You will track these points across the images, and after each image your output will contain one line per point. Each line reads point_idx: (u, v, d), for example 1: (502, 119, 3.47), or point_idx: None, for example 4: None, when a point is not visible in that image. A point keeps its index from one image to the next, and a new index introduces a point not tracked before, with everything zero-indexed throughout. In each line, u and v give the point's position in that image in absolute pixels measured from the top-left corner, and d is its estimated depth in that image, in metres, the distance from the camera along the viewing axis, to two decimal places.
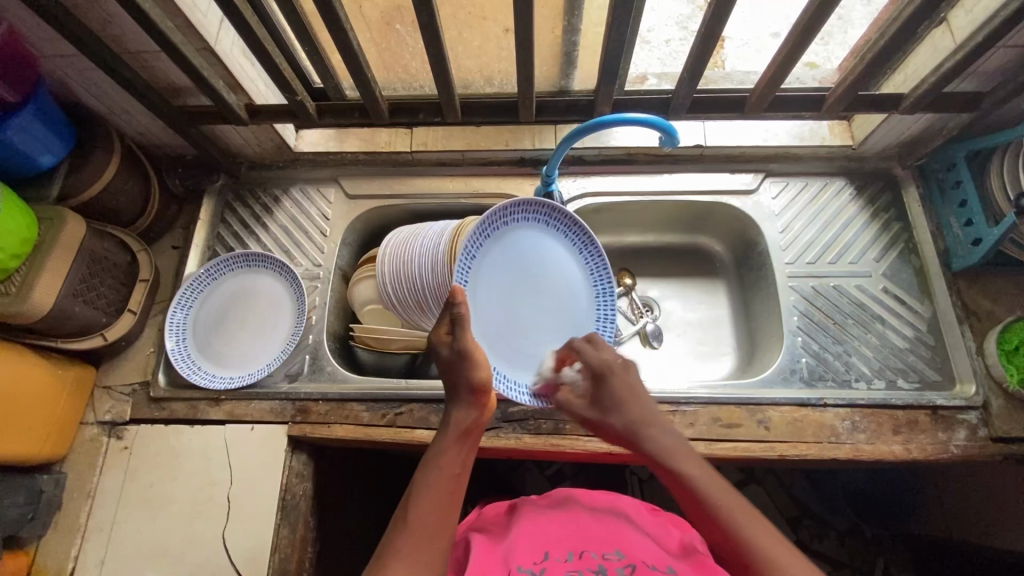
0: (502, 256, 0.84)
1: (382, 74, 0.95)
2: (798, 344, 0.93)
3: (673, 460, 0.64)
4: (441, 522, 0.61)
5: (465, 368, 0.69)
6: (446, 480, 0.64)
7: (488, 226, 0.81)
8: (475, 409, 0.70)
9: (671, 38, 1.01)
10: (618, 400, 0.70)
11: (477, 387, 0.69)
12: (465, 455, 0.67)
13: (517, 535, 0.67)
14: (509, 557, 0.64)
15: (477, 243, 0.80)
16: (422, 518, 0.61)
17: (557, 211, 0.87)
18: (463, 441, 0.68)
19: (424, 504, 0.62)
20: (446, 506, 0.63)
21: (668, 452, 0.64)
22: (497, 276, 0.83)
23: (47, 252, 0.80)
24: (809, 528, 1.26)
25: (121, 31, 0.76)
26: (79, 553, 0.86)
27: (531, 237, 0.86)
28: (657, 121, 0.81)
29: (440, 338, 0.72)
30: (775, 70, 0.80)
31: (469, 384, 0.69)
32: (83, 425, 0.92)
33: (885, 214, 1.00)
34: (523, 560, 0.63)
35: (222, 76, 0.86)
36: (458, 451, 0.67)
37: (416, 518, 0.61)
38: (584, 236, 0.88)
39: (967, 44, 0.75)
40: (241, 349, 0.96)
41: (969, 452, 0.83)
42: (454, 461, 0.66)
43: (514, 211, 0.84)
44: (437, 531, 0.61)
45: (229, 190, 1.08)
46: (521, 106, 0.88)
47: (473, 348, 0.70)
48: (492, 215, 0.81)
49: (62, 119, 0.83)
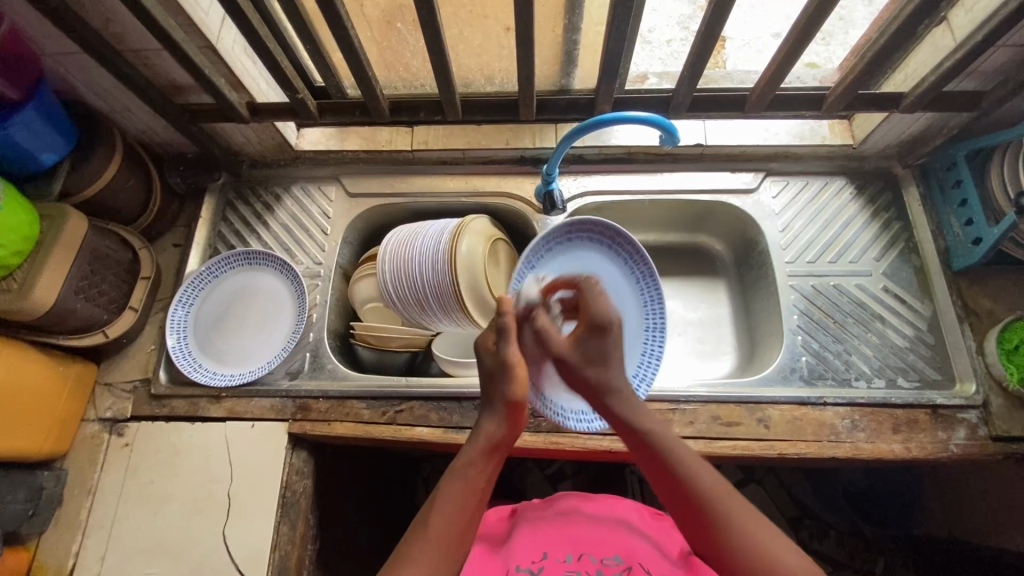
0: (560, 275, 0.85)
1: (383, 73, 0.95)
2: (798, 343, 0.93)
3: (644, 423, 0.68)
4: (460, 532, 0.63)
5: (504, 380, 0.68)
6: (467, 493, 0.64)
7: (549, 240, 0.84)
8: (506, 425, 0.68)
9: (672, 38, 1.02)
10: (603, 353, 0.70)
11: (512, 402, 0.68)
12: (489, 469, 0.67)
13: (518, 535, 0.69)
14: (509, 558, 0.66)
15: (537, 256, 0.83)
16: (440, 526, 0.62)
17: (621, 241, 0.86)
18: (489, 456, 0.67)
19: (443, 513, 0.63)
20: (467, 518, 0.64)
21: (639, 419, 0.68)
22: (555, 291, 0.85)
23: (49, 249, 0.80)
24: (809, 528, 1.25)
25: (123, 29, 0.76)
26: (79, 549, 0.86)
27: (592, 262, 0.87)
28: (657, 120, 0.81)
29: (485, 346, 0.70)
30: (775, 70, 0.80)
31: (504, 397, 0.68)
32: (84, 422, 0.93)
33: (885, 213, 1.00)
34: (523, 560, 0.65)
35: (224, 75, 0.87)
36: (482, 466, 0.66)
37: (433, 526, 0.62)
38: (643, 267, 0.87)
39: (967, 43, 0.75)
40: (243, 346, 0.97)
41: (969, 451, 0.83)
42: (478, 475, 0.66)
43: (578, 232, 0.85)
44: (455, 541, 0.62)
45: (230, 188, 1.08)
46: (521, 105, 0.89)
47: (514, 359, 0.68)
48: (555, 232, 0.83)
49: (65, 117, 0.84)
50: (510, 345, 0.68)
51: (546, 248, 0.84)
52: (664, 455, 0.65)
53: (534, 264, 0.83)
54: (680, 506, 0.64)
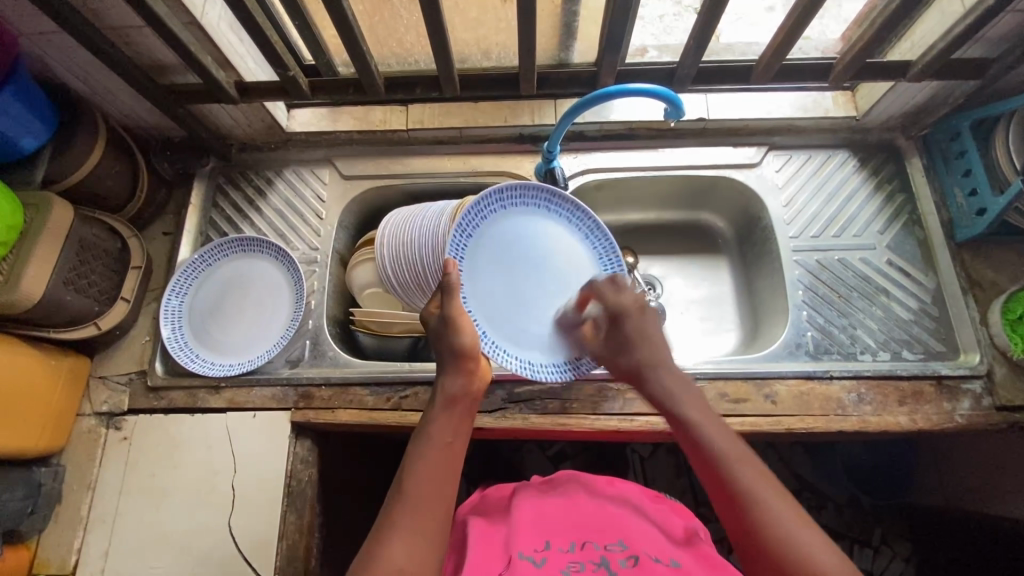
0: (502, 242, 0.82)
1: (375, 49, 0.92)
2: (804, 318, 0.92)
3: (714, 442, 0.62)
4: (436, 489, 0.61)
5: (448, 333, 0.70)
6: (440, 451, 0.64)
7: (527, 195, 0.83)
8: (463, 375, 0.70)
9: (666, 13, 0.99)
10: (629, 341, 0.74)
11: (462, 352, 0.70)
12: (455, 425, 0.67)
13: (518, 520, 0.66)
14: (511, 542, 0.62)
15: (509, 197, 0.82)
16: (419, 488, 0.61)
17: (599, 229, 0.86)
18: (453, 408, 0.68)
19: (415, 476, 0.61)
20: (439, 476, 0.62)
21: (711, 440, 0.62)
22: (498, 264, 0.81)
23: (34, 240, 0.77)
24: (808, 500, 1.26)
25: (103, 5, 0.72)
26: (81, 545, 0.85)
27: (530, 225, 0.84)
28: (663, 91, 0.78)
29: (430, 312, 0.74)
30: (784, 37, 0.78)
31: (451, 348, 0.70)
32: (80, 417, 0.90)
33: (889, 185, 0.99)
34: (525, 546, 0.61)
35: (210, 53, 0.83)
36: (448, 419, 0.67)
37: (416, 489, 0.60)
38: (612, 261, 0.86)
39: (980, 7, 0.73)
40: (239, 335, 0.95)
41: (973, 420, 0.84)
42: (445, 430, 0.66)
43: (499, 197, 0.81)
44: (436, 501, 0.60)
45: (220, 173, 1.05)
46: (521, 79, 0.86)
47: (455, 312, 0.71)
48: (531, 191, 0.83)
49: (44, 100, 0.80)
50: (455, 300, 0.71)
51: (480, 215, 0.80)
52: (728, 475, 0.59)
53: (471, 234, 0.79)
54: (714, 488, 0.60)
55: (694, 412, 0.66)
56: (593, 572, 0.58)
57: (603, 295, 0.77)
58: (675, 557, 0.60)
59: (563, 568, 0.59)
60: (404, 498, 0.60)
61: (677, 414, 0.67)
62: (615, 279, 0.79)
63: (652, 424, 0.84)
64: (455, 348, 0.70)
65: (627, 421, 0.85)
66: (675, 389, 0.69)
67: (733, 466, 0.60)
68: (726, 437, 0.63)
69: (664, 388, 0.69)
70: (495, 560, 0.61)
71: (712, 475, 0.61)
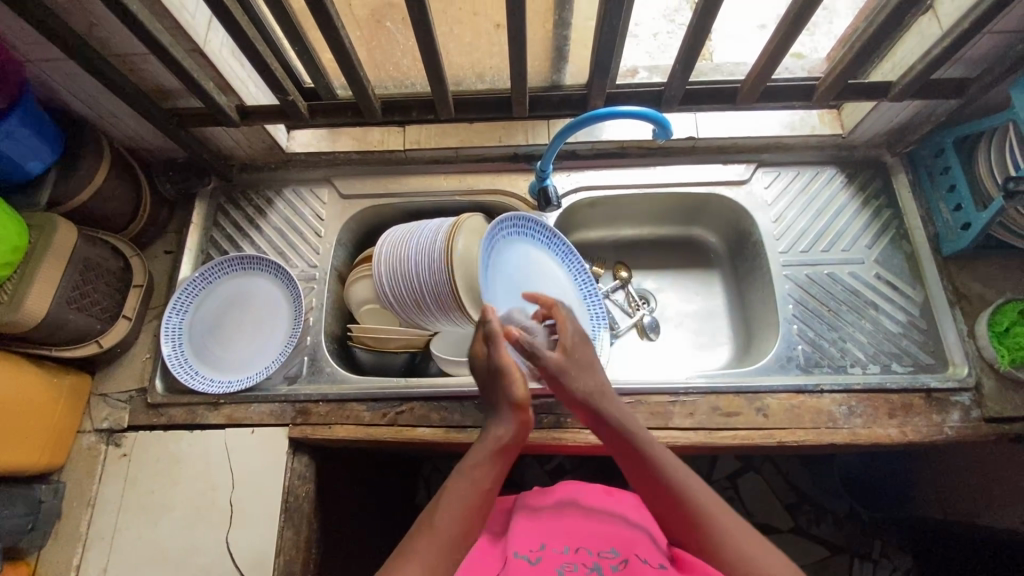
0: (505, 274, 0.89)
1: (374, 73, 0.95)
2: (794, 332, 0.94)
3: (681, 479, 0.63)
4: (462, 532, 0.61)
5: (502, 385, 0.69)
6: (473, 496, 0.64)
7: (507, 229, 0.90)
8: (515, 426, 0.69)
9: (659, 31, 1.01)
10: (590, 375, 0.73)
11: (516, 405, 0.69)
12: (495, 471, 0.66)
13: (517, 526, 0.67)
14: (508, 546, 0.64)
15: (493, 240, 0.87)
16: (446, 525, 0.61)
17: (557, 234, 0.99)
18: (498, 459, 0.67)
19: (448, 516, 0.62)
20: (470, 520, 0.62)
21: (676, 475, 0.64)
22: (508, 297, 0.87)
23: (38, 260, 0.79)
24: (807, 513, 1.26)
25: (108, 34, 0.75)
26: (80, 562, 0.86)
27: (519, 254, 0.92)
28: (649, 113, 0.81)
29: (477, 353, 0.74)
30: (766, 60, 0.80)
31: (508, 400, 0.69)
32: (81, 434, 0.92)
33: (876, 200, 1.01)
34: (521, 547, 0.64)
35: (212, 78, 0.85)
36: (491, 466, 0.66)
37: (443, 527, 0.61)
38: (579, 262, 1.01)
39: (954, 31, 0.76)
40: (239, 352, 0.96)
41: (963, 434, 0.85)
42: (483, 477, 0.65)
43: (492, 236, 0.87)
44: (458, 542, 0.61)
45: (221, 193, 1.07)
46: (514, 102, 0.88)
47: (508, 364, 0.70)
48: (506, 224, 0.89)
49: (50, 124, 0.82)
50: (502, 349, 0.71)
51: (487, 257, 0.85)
52: (696, 514, 0.61)
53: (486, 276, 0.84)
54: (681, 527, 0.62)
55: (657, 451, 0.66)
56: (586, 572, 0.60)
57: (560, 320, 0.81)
58: (663, 562, 0.61)
59: (557, 568, 0.60)
60: (430, 534, 0.60)
61: (630, 442, 0.67)
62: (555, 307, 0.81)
63: None
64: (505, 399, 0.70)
65: None
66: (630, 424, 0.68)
67: (706, 510, 0.61)
68: (676, 465, 0.65)
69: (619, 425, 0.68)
70: (492, 565, 0.63)
71: (667, 500, 0.63)
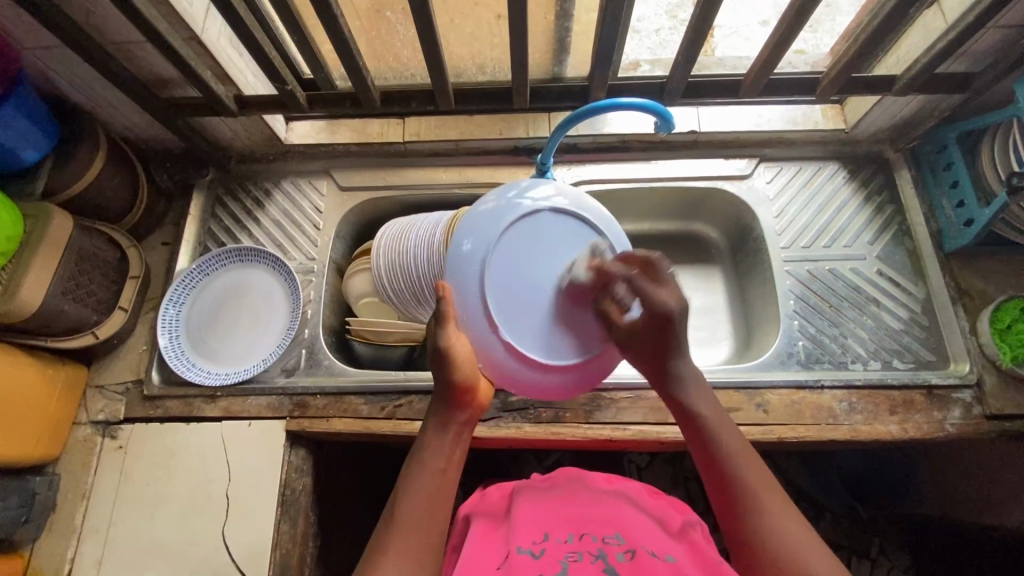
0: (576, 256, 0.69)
1: (373, 63, 0.94)
2: (795, 328, 0.93)
3: (737, 460, 0.62)
4: (428, 512, 0.59)
5: (443, 368, 0.64)
6: (433, 476, 0.61)
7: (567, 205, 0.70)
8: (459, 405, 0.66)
9: (662, 27, 1.01)
10: (664, 345, 0.66)
11: (459, 386, 0.65)
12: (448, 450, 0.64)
13: (517, 517, 0.65)
14: (509, 538, 0.62)
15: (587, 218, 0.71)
16: (409, 513, 0.58)
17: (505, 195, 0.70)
18: (450, 439, 0.65)
19: (409, 501, 0.59)
20: (435, 500, 0.60)
21: (735, 459, 0.62)
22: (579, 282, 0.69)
23: (32, 249, 0.78)
24: (805, 511, 1.23)
25: (105, 21, 0.74)
26: (75, 554, 0.85)
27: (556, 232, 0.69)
28: (652, 104, 0.77)
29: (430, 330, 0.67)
30: (772, 51, 0.79)
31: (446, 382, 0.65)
32: (76, 426, 0.91)
33: (878, 196, 1.00)
34: (524, 540, 0.61)
35: (210, 67, 0.85)
36: (443, 445, 0.64)
37: (408, 511, 0.58)
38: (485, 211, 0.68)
39: (961, 23, 0.75)
40: (236, 345, 0.95)
41: (963, 430, 0.84)
42: (435, 454, 0.63)
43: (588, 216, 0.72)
44: (427, 522, 0.58)
45: (219, 184, 1.06)
46: (515, 93, 0.88)
47: (454, 347, 0.64)
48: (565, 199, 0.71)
49: (46, 113, 0.81)
50: (450, 330, 0.65)
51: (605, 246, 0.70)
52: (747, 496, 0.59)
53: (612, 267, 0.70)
54: (721, 496, 0.61)
55: (717, 430, 0.64)
56: (591, 563, 0.58)
57: (643, 290, 0.65)
58: (671, 552, 0.60)
59: (561, 557, 0.58)
60: (396, 521, 0.58)
61: (693, 416, 0.66)
62: (656, 265, 0.66)
63: (644, 433, 0.85)
64: (446, 381, 0.65)
65: (619, 431, 0.85)
66: (694, 389, 0.67)
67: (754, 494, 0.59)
68: (742, 451, 0.62)
69: (682, 386, 0.67)
70: (493, 554, 0.61)
71: (715, 474, 0.62)
